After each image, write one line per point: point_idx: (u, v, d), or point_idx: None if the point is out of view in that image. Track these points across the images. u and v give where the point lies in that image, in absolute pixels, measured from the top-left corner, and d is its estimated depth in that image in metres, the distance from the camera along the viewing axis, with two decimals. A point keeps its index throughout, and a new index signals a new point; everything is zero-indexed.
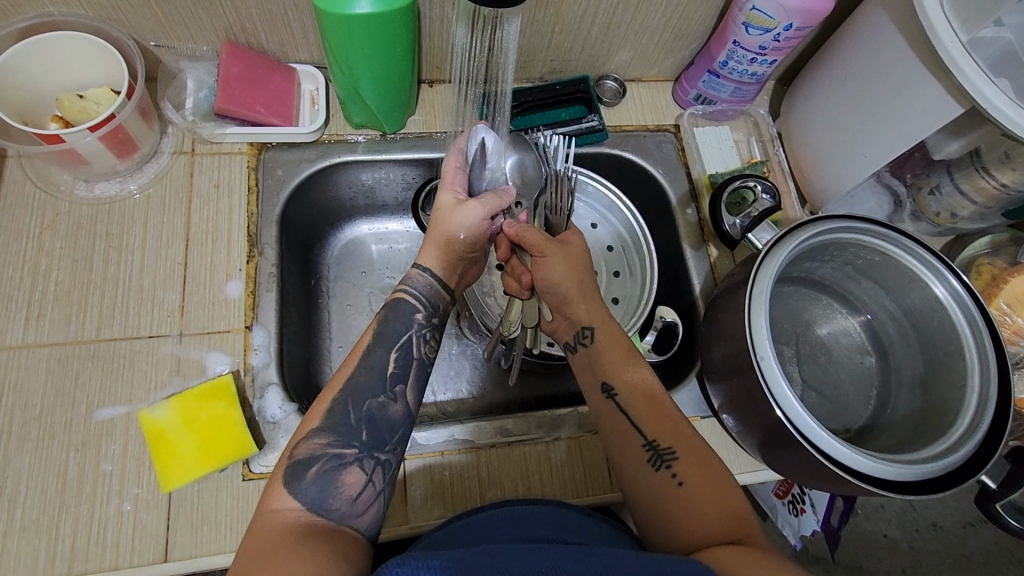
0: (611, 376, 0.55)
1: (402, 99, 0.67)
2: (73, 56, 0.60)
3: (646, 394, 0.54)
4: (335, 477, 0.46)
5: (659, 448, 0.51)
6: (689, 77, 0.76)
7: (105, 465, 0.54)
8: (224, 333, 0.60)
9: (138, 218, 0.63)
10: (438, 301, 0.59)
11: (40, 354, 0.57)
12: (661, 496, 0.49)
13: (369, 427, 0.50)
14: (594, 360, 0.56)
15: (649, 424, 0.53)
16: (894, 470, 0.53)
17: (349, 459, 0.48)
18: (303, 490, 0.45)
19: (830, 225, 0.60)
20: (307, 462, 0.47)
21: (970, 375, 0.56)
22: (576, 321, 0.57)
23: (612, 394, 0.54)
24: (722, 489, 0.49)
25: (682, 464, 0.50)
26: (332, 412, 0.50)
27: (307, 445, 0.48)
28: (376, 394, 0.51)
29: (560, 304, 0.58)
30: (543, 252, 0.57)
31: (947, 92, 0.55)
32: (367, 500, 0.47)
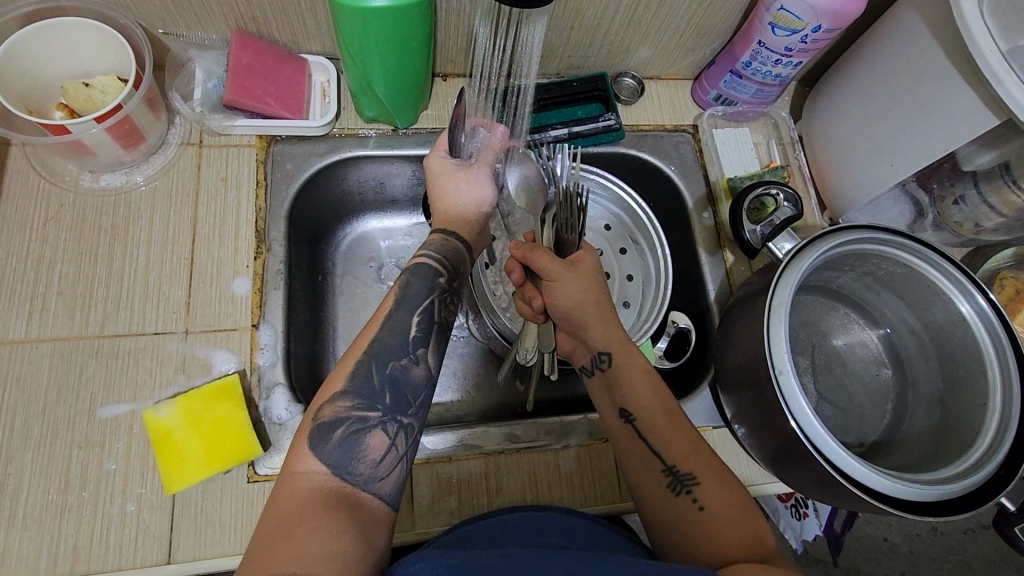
0: (630, 400, 0.54)
1: (416, 93, 0.65)
2: (78, 42, 0.58)
3: (664, 416, 0.53)
4: (359, 440, 0.45)
5: (678, 473, 0.50)
6: (709, 76, 0.74)
7: (109, 464, 0.53)
8: (231, 331, 0.59)
9: (144, 211, 0.61)
10: (458, 263, 0.58)
11: (44, 349, 0.56)
12: (682, 521, 0.49)
13: (393, 390, 0.48)
14: (613, 383, 0.55)
15: (669, 446, 0.52)
16: (912, 491, 0.51)
17: (372, 422, 0.46)
18: (327, 453, 0.44)
19: (853, 237, 0.58)
20: (331, 425, 0.45)
21: (993, 395, 0.55)
22: (593, 345, 0.55)
23: (630, 419, 0.53)
24: (743, 513, 0.48)
25: (703, 488, 0.50)
26: (356, 375, 0.48)
27: (332, 407, 0.46)
28: (399, 357, 0.50)
29: (576, 327, 0.56)
30: (550, 277, 0.54)
31: (983, 103, 0.53)
32: (391, 463, 0.46)
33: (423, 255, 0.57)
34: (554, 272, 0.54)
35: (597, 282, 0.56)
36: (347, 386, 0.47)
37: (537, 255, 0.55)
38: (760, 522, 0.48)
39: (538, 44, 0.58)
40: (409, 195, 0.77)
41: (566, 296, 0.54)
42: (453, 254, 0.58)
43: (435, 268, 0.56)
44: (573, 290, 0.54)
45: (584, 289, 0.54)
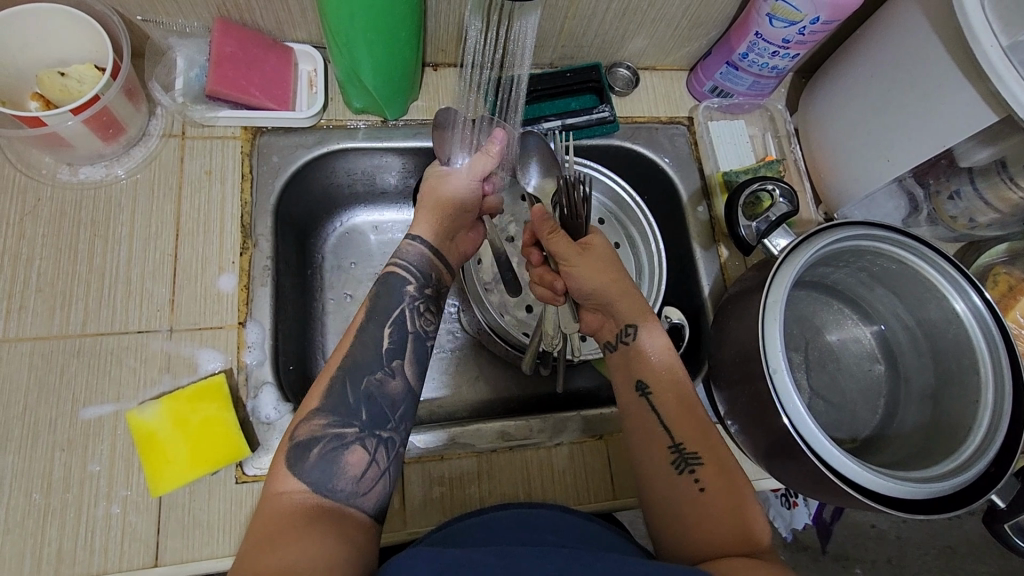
0: (648, 372, 0.54)
1: (405, 82, 0.64)
2: (52, 30, 0.56)
3: (678, 394, 0.53)
4: (337, 459, 0.46)
5: (684, 451, 0.51)
6: (705, 67, 0.73)
7: (93, 466, 0.52)
8: (217, 329, 0.58)
9: (126, 205, 0.60)
10: (431, 271, 0.58)
11: (23, 348, 0.54)
12: (679, 502, 0.49)
13: (369, 406, 0.49)
14: (632, 357, 0.55)
15: (678, 424, 0.52)
16: (905, 489, 0.51)
17: (349, 439, 0.47)
18: (306, 471, 0.45)
19: (848, 234, 0.58)
20: (308, 444, 0.46)
21: (984, 392, 0.55)
22: (620, 317, 0.56)
23: (646, 393, 0.53)
24: (744, 501, 0.48)
25: (706, 471, 0.50)
26: (331, 391, 0.49)
27: (309, 426, 0.47)
28: (374, 370, 0.51)
29: (602, 303, 0.56)
30: (566, 261, 0.54)
31: (983, 99, 0.52)
32: (373, 478, 0.47)
33: (397, 264, 0.57)
34: (568, 255, 0.54)
35: (613, 259, 0.56)
36: (320, 403, 0.48)
37: (554, 239, 0.54)
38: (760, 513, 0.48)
39: (529, 38, 0.57)
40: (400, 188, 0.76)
41: (580, 278, 0.54)
42: (431, 264, 0.58)
43: (406, 277, 0.57)
44: (593, 268, 0.54)
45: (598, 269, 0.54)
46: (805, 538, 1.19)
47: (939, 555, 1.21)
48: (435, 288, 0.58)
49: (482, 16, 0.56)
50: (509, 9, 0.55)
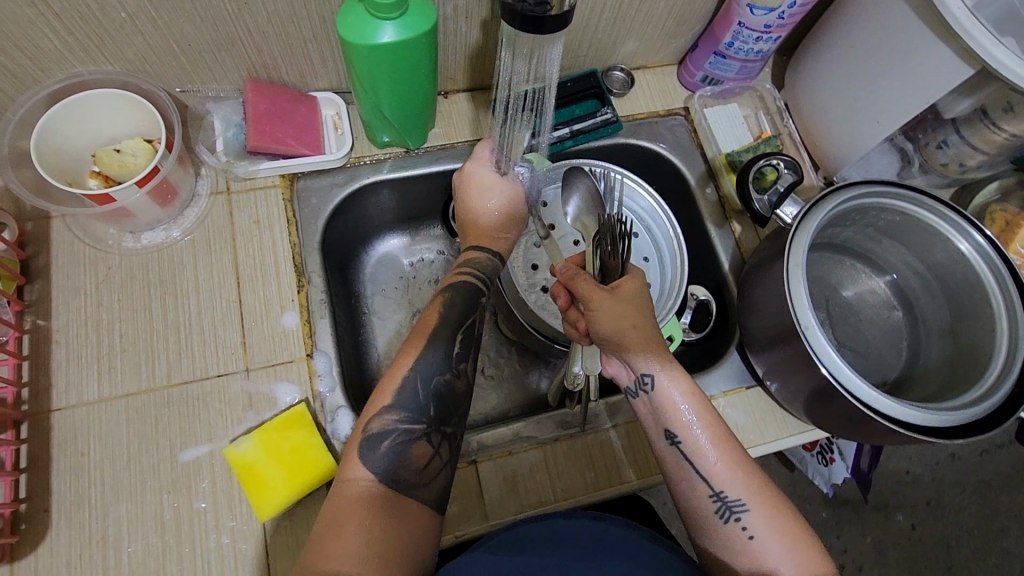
0: (676, 423, 0.55)
1: (426, 114, 0.68)
2: (104, 112, 0.61)
3: (715, 441, 0.54)
4: (404, 450, 0.50)
5: (727, 499, 0.52)
6: (694, 59, 0.78)
7: (199, 503, 0.57)
8: (288, 363, 0.62)
9: (188, 262, 0.65)
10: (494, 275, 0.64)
11: (118, 406, 0.59)
12: (734, 549, 0.51)
13: (437, 405, 0.53)
14: (659, 404, 0.56)
15: (715, 473, 0.53)
16: (939, 417, 0.56)
17: (417, 434, 0.51)
18: (376, 461, 0.49)
19: (852, 194, 0.63)
20: (380, 436, 0.50)
21: (999, 320, 0.60)
22: (635, 366, 0.56)
23: (676, 442, 0.55)
24: (794, 538, 0.51)
25: (752, 518, 0.52)
26: (402, 390, 0.52)
27: (381, 420, 0.51)
28: (443, 372, 0.54)
29: (616, 351, 0.57)
30: (590, 306, 0.55)
31: (957, 55, 0.58)
32: (436, 469, 0.51)
33: (466, 271, 0.62)
34: (592, 301, 0.55)
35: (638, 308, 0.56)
36: (392, 400, 0.51)
37: (580, 282, 0.57)
38: (814, 548, 0.51)
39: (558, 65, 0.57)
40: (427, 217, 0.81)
41: (602, 323, 0.55)
42: (493, 271, 0.64)
43: (475, 283, 0.61)
44: (613, 315, 0.55)
45: (620, 317, 0.55)
46: (846, 492, 1.24)
47: (976, 490, 1.26)
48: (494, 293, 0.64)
49: (511, 49, 0.56)
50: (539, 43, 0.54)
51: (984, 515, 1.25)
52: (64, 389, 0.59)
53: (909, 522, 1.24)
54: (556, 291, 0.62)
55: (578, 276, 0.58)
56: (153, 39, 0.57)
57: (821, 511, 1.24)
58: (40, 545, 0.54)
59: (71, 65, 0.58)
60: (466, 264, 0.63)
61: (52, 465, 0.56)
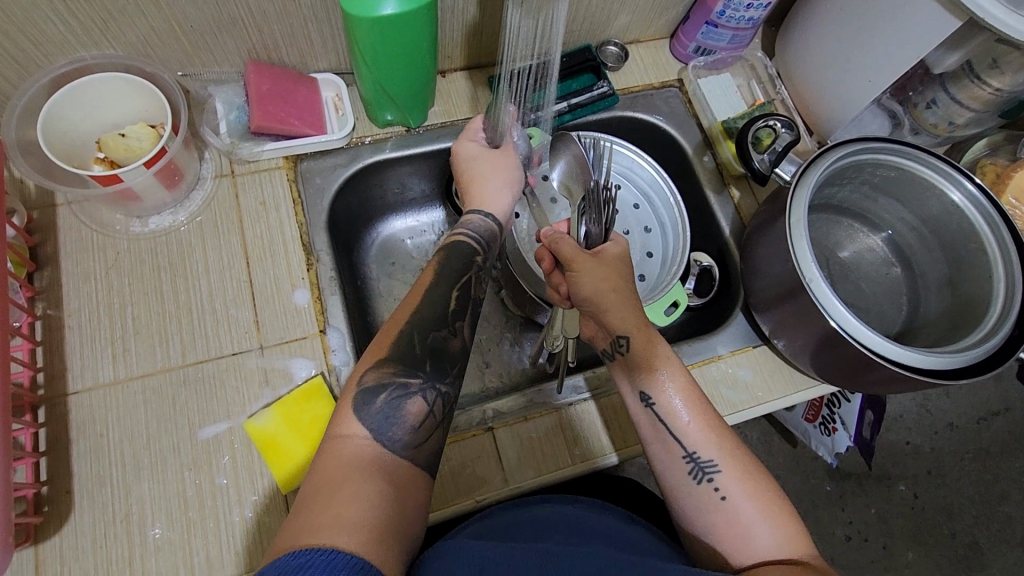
0: (651, 386, 0.57)
1: (426, 91, 0.69)
2: (107, 97, 0.61)
3: (690, 405, 0.55)
4: (401, 405, 0.48)
5: (700, 460, 0.53)
6: (686, 31, 0.79)
7: (221, 479, 0.57)
8: (302, 340, 0.63)
9: (196, 245, 0.65)
10: (493, 239, 0.63)
11: (135, 387, 0.59)
12: (706, 510, 0.52)
13: (432, 360, 0.52)
14: (632, 367, 0.58)
15: (689, 434, 0.54)
16: (942, 360, 0.57)
17: (413, 390, 0.50)
18: (371, 417, 0.47)
19: (846, 150, 0.64)
20: (375, 390, 0.48)
21: (995, 266, 0.62)
22: (612, 328, 0.59)
23: (650, 404, 0.56)
24: (770, 503, 0.51)
25: (724, 479, 0.52)
26: (399, 344, 0.51)
27: (377, 373, 0.49)
28: (439, 329, 0.54)
29: (596, 314, 0.59)
30: (574, 267, 0.59)
31: (943, 9, 0.59)
32: (430, 429, 0.49)
33: (461, 233, 0.61)
34: (575, 262, 0.59)
35: (619, 270, 0.60)
36: (389, 354, 0.51)
37: (562, 245, 0.60)
38: (787, 514, 0.51)
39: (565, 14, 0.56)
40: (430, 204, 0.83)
41: (582, 285, 0.58)
42: (488, 234, 0.63)
43: (470, 245, 0.60)
44: (594, 278, 0.58)
45: (600, 279, 0.58)
46: (849, 462, 1.26)
47: (975, 457, 1.29)
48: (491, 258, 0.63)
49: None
50: None
51: (984, 481, 1.27)
52: (79, 373, 0.59)
53: (911, 490, 1.26)
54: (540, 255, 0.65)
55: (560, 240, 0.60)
56: (155, 20, 0.58)
57: (825, 483, 1.26)
58: (64, 526, 0.54)
59: (74, 48, 0.58)
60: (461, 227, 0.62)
61: (72, 447, 0.56)
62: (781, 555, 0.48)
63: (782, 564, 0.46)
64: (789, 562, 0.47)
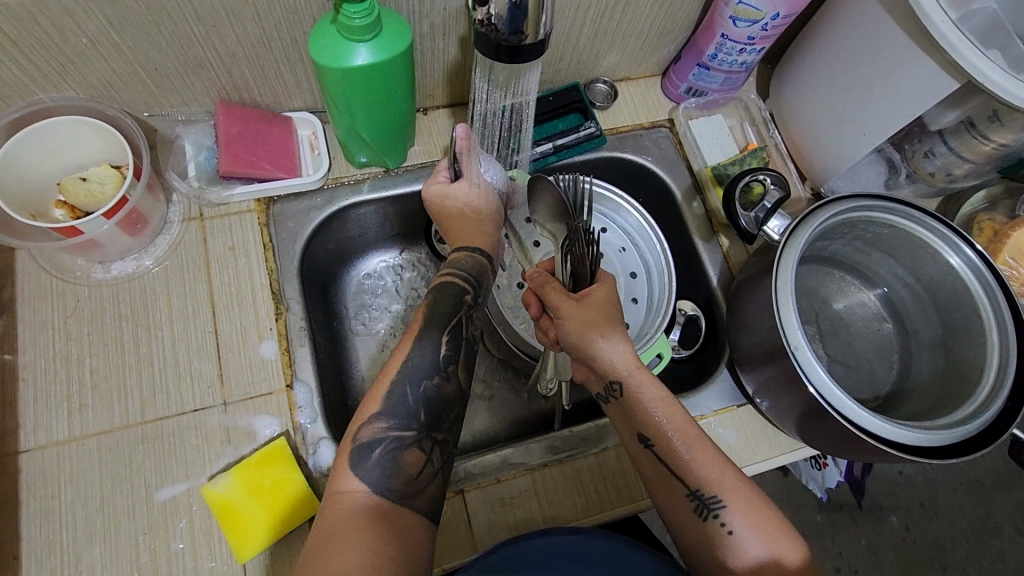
0: (647, 425, 0.54)
1: (404, 133, 0.67)
2: (68, 140, 0.59)
3: (687, 439, 0.53)
4: (397, 457, 0.48)
5: (703, 497, 0.51)
6: (677, 71, 0.77)
7: (177, 544, 0.54)
8: (268, 395, 0.60)
9: (161, 292, 0.62)
10: (483, 274, 0.62)
11: (89, 445, 0.57)
12: (713, 547, 0.50)
13: (426, 409, 0.51)
14: (628, 411, 0.55)
15: (692, 472, 0.52)
16: (931, 437, 0.55)
17: (408, 441, 0.49)
18: (367, 472, 0.47)
19: (840, 208, 0.62)
20: (369, 445, 0.48)
21: (989, 333, 0.59)
22: (604, 373, 0.55)
23: (650, 444, 0.54)
24: (778, 535, 0.50)
25: (731, 515, 0.50)
26: (391, 395, 0.51)
27: (370, 428, 0.49)
28: (431, 375, 0.52)
29: (585, 357, 0.56)
30: (559, 314, 0.55)
31: (942, 68, 0.57)
32: (429, 477, 0.49)
33: (451, 274, 0.60)
34: (561, 309, 0.55)
35: (609, 317, 0.55)
36: (380, 407, 0.50)
37: (548, 289, 0.56)
38: (792, 540, 0.50)
39: (535, 85, 0.60)
40: (423, 261, 0.81)
41: (570, 332, 0.55)
42: (478, 269, 0.61)
43: (461, 284, 0.59)
44: (581, 324, 0.54)
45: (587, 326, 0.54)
46: (840, 496, 1.24)
47: (968, 490, 1.26)
48: (483, 293, 0.61)
49: (484, 70, 0.58)
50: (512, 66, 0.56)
51: (977, 514, 1.25)
52: (32, 430, 0.56)
53: (902, 523, 1.24)
54: (528, 299, 0.61)
55: (549, 286, 0.56)
56: (117, 64, 0.55)
57: (816, 515, 1.23)
58: None
59: (32, 92, 0.55)
60: (449, 266, 0.61)
61: (21, 510, 0.54)
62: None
63: None
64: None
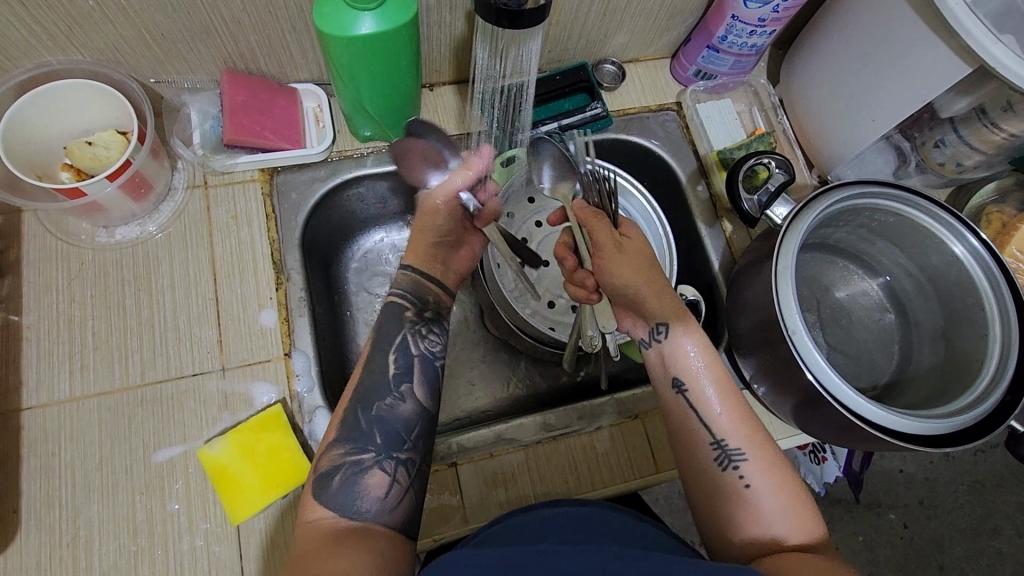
0: (683, 369, 0.54)
1: (409, 108, 0.67)
2: (75, 103, 0.59)
3: (720, 388, 0.53)
4: (359, 482, 0.50)
5: (727, 447, 0.51)
6: (687, 53, 0.76)
7: (173, 505, 0.55)
8: (266, 363, 0.61)
9: (163, 258, 0.63)
10: (425, 295, 0.61)
11: (90, 405, 0.57)
12: (726, 499, 0.50)
13: (381, 429, 0.53)
14: (667, 353, 0.54)
15: (719, 422, 0.52)
16: (927, 426, 0.55)
17: (368, 463, 0.51)
18: (332, 499, 0.49)
19: (845, 194, 0.61)
20: (330, 472, 0.50)
21: (992, 325, 0.58)
22: (650, 315, 0.54)
23: (682, 390, 0.53)
24: (794, 495, 0.49)
25: (750, 467, 0.50)
26: (345, 421, 0.53)
27: (328, 456, 0.51)
28: (384, 397, 0.54)
29: (629, 301, 0.55)
30: (604, 253, 0.55)
31: (954, 53, 0.56)
32: (397, 495, 0.50)
33: (392, 295, 0.60)
34: (604, 251, 0.55)
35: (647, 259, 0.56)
36: (336, 434, 0.52)
37: (598, 226, 0.56)
38: (804, 502, 0.49)
39: (535, 60, 0.58)
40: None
41: (611, 274, 0.54)
42: (435, 292, 0.62)
43: (400, 302, 0.60)
44: (626, 266, 0.54)
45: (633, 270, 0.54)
46: (838, 491, 1.23)
47: (969, 490, 1.25)
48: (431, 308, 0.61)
49: (488, 44, 0.57)
50: (514, 39, 0.55)
51: (976, 514, 1.24)
52: (34, 388, 0.57)
53: (900, 520, 1.23)
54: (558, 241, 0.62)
55: (594, 220, 0.56)
56: (124, 28, 0.55)
57: None
58: (9, 546, 0.53)
59: (39, 55, 0.56)
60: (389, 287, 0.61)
61: (22, 466, 0.55)
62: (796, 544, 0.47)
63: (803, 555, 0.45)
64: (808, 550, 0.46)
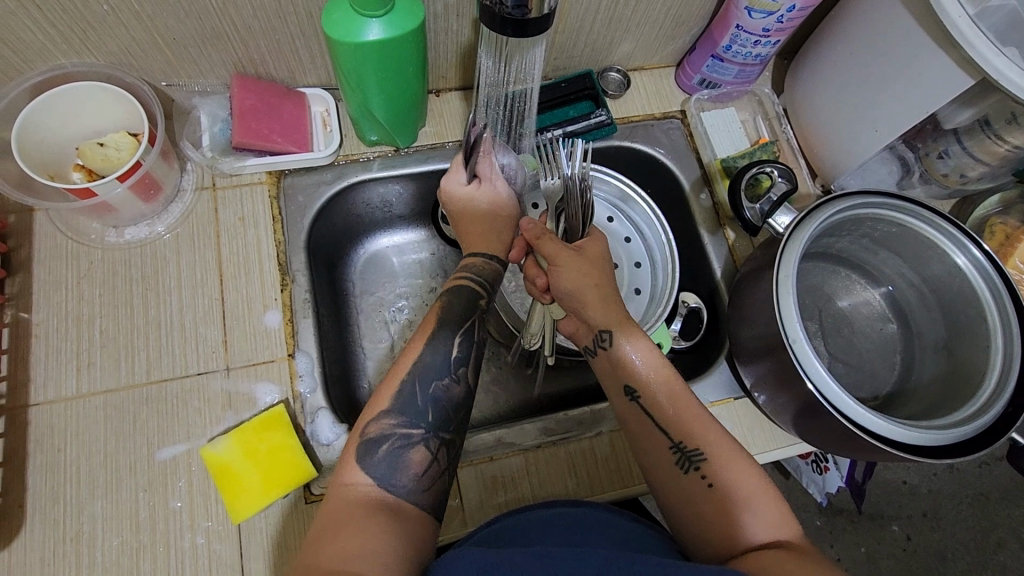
0: (633, 378, 0.55)
1: (413, 113, 0.67)
2: (89, 105, 0.60)
3: (672, 392, 0.54)
4: (403, 455, 0.49)
5: (686, 450, 0.52)
6: (692, 62, 0.77)
7: (175, 503, 0.56)
8: (269, 363, 0.62)
9: (171, 258, 0.64)
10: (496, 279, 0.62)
11: (95, 403, 0.58)
12: (692, 498, 0.50)
13: (435, 408, 0.52)
14: (617, 364, 0.56)
15: (679, 424, 0.53)
16: (928, 437, 0.54)
17: (416, 438, 0.50)
18: (374, 467, 0.48)
19: (846, 203, 0.61)
20: (378, 440, 0.49)
21: (993, 336, 0.58)
22: (594, 323, 0.57)
23: (635, 396, 0.54)
24: (761, 494, 0.49)
25: (712, 468, 0.50)
26: (401, 394, 0.52)
27: (378, 424, 0.50)
28: (442, 377, 0.53)
29: (576, 309, 0.57)
30: (555, 261, 0.56)
31: (957, 65, 0.56)
32: (432, 476, 0.49)
33: (464, 278, 0.60)
34: (557, 258, 0.56)
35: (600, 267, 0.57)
36: (391, 404, 0.51)
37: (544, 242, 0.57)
38: (772, 500, 0.49)
39: (538, 67, 0.58)
40: (438, 266, 0.81)
41: (565, 280, 0.56)
42: (493, 276, 0.62)
43: (476, 290, 0.60)
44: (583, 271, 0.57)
45: (582, 273, 0.56)
46: (840, 502, 1.23)
47: (972, 503, 1.24)
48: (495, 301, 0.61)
49: (492, 52, 0.57)
50: (517, 45, 0.55)
51: (981, 528, 1.23)
52: (42, 385, 0.58)
53: (903, 532, 1.22)
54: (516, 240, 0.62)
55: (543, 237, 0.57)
56: (137, 32, 0.56)
57: (816, 519, 1.22)
58: (14, 541, 0.53)
59: (54, 57, 0.57)
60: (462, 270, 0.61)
61: (28, 462, 0.56)
62: (765, 540, 0.46)
63: (771, 555, 0.44)
64: (776, 548, 0.45)
